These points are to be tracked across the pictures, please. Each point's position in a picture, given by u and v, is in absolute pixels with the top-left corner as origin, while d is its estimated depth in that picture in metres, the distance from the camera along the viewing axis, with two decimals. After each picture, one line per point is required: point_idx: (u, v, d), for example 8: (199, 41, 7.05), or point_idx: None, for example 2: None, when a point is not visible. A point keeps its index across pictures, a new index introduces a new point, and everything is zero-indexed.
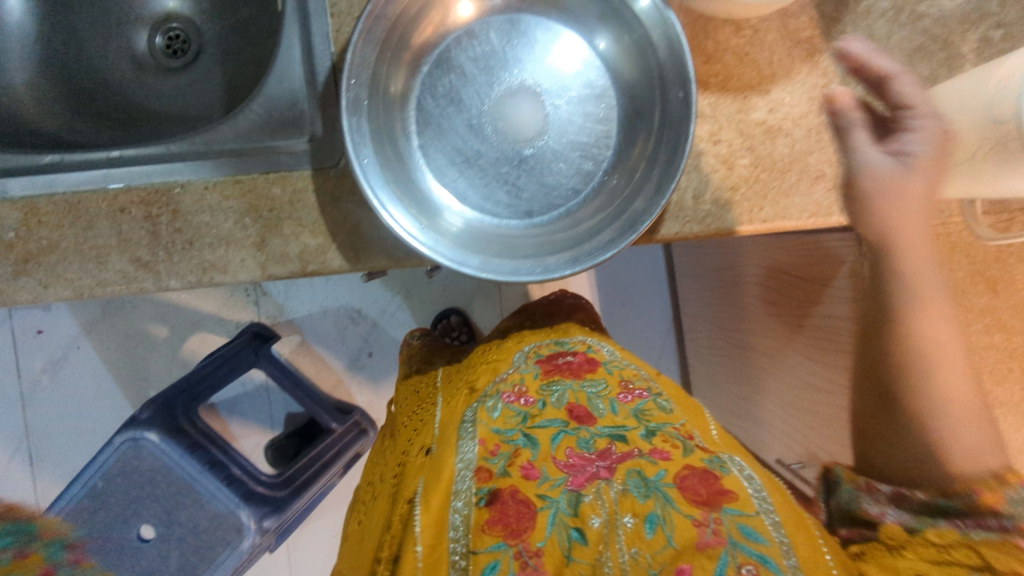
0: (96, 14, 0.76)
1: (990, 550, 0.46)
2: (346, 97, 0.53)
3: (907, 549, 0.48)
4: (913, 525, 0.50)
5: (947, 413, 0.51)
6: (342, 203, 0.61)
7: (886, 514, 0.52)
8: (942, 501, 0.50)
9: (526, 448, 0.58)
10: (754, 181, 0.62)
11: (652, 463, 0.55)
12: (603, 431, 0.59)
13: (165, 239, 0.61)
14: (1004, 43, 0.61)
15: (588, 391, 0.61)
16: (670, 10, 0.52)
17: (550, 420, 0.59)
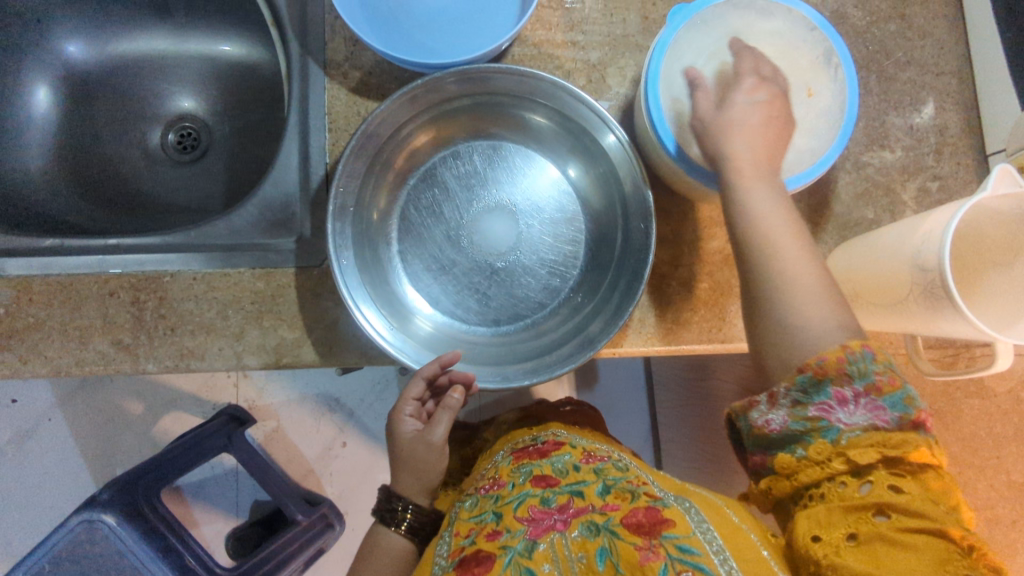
0: (117, 111, 0.83)
1: (863, 455, 0.41)
2: (333, 204, 0.57)
3: (800, 476, 0.44)
4: (792, 431, 0.44)
5: (811, 314, 0.46)
6: (322, 300, 0.64)
7: (770, 421, 0.46)
8: (801, 380, 0.45)
9: (493, 520, 0.55)
10: (712, 304, 0.66)
11: (602, 513, 0.52)
12: (565, 489, 0.57)
13: (148, 323, 0.64)
14: (940, 194, 0.67)
15: (553, 463, 0.61)
16: (633, 151, 0.57)
17: (518, 492, 0.57)
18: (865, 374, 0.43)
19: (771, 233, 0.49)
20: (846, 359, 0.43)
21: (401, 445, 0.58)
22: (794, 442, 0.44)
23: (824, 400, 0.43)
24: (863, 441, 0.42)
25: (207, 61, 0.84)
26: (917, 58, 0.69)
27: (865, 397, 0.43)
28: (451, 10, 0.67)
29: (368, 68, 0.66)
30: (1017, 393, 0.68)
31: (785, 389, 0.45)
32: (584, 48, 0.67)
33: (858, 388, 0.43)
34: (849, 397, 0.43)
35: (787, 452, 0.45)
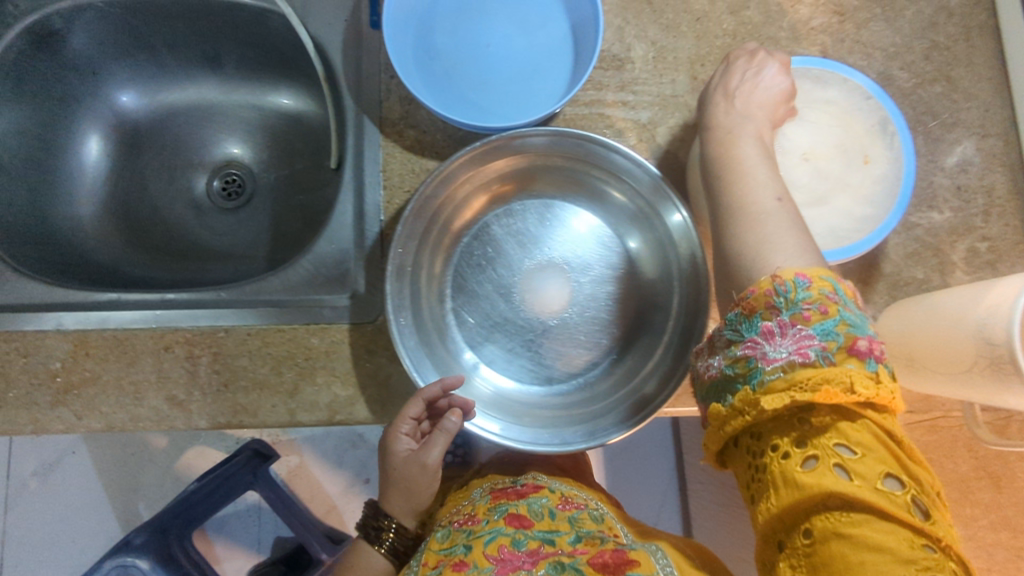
0: (165, 158, 0.84)
1: (779, 402, 0.40)
2: (391, 266, 0.58)
3: (729, 428, 0.44)
4: (724, 376, 0.44)
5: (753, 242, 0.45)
6: (375, 357, 0.64)
7: (710, 367, 0.46)
8: (734, 321, 0.44)
9: (465, 552, 0.53)
10: None
11: (570, 555, 0.53)
12: (538, 533, 0.55)
13: (203, 379, 0.64)
14: (989, 255, 0.68)
15: (530, 505, 0.59)
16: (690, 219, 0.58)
17: (490, 529, 0.55)
18: (790, 304, 0.41)
19: (733, 170, 0.50)
20: (775, 289, 0.42)
21: (393, 464, 0.58)
22: (725, 388, 0.44)
23: (750, 337, 0.43)
24: (783, 382, 0.41)
25: (255, 110, 0.85)
26: (964, 119, 0.70)
27: (789, 327, 0.41)
28: (505, 71, 0.68)
29: (422, 126, 0.67)
30: None
31: (723, 332, 0.46)
32: (635, 108, 0.69)
33: (783, 319, 0.41)
34: (774, 329, 0.42)
35: (720, 402, 0.44)
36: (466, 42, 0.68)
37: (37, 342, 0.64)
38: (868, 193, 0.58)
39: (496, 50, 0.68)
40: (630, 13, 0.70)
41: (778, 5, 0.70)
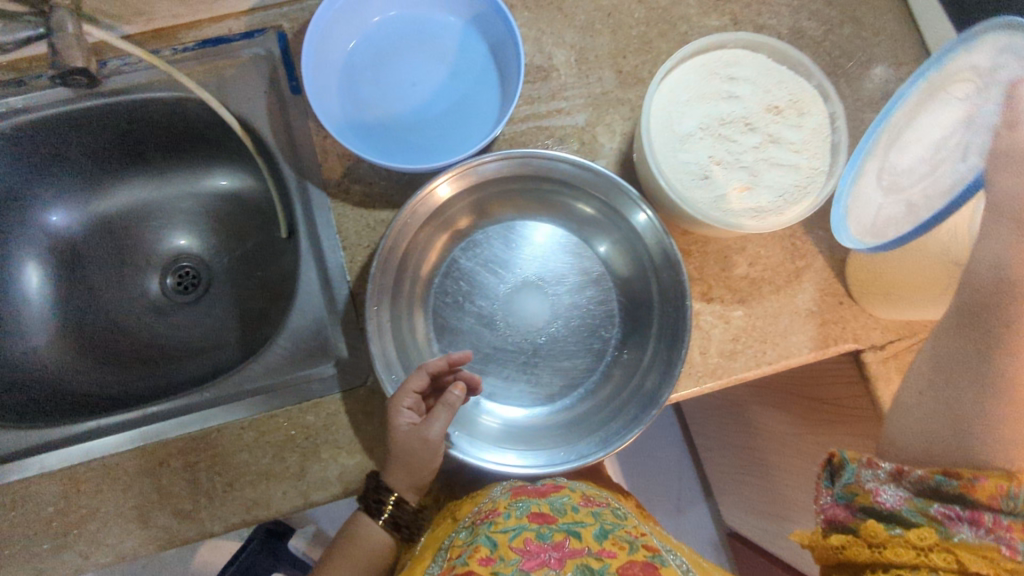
0: (110, 268, 0.81)
1: (970, 564, 0.39)
2: (371, 326, 0.57)
3: (886, 551, 0.42)
4: (903, 512, 0.43)
5: (964, 411, 0.43)
6: (376, 419, 0.63)
7: (883, 493, 0.44)
8: (940, 478, 0.42)
9: (488, 546, 0.49)
10: (752, 329, 0.67)
11: (598, 557, 0.47)
12: (560, 525, 0.51)
13: (205, 485, 0.62)
14: None
15: (551, 502, 0.54)
16: (649, 211, 0.59)
17: (514, 523, 0.51)
18: (1019, 512, 0.39)
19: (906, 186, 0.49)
20: (1008, 490, 0.39)
21: (396, 439, 0.56)
22: (897, 520, 0.43)
23: (953, 509, 0.41)
24: (980, 557, 0.39)
25: (193, 198, 0.83)
26: (879, 53, 0.72)
27: (999, 529, 0.39)
28: (434, 107, 0.68)
29: (367, 179, 0.66)
30: None
31: (916, 472, 0.43)
32: (570, 113, 0.69)
33: (1002, 520, 0.39)
34: (984, 521, 0.40)
35: (884, 525, 0.43)
36: (390, 87, 0.68)
37: (23, 492, 0.61)
38: (804, 144, 0.60)
39: (420, 88, 0.68)
40: (542, 23, 0.70)
41: None
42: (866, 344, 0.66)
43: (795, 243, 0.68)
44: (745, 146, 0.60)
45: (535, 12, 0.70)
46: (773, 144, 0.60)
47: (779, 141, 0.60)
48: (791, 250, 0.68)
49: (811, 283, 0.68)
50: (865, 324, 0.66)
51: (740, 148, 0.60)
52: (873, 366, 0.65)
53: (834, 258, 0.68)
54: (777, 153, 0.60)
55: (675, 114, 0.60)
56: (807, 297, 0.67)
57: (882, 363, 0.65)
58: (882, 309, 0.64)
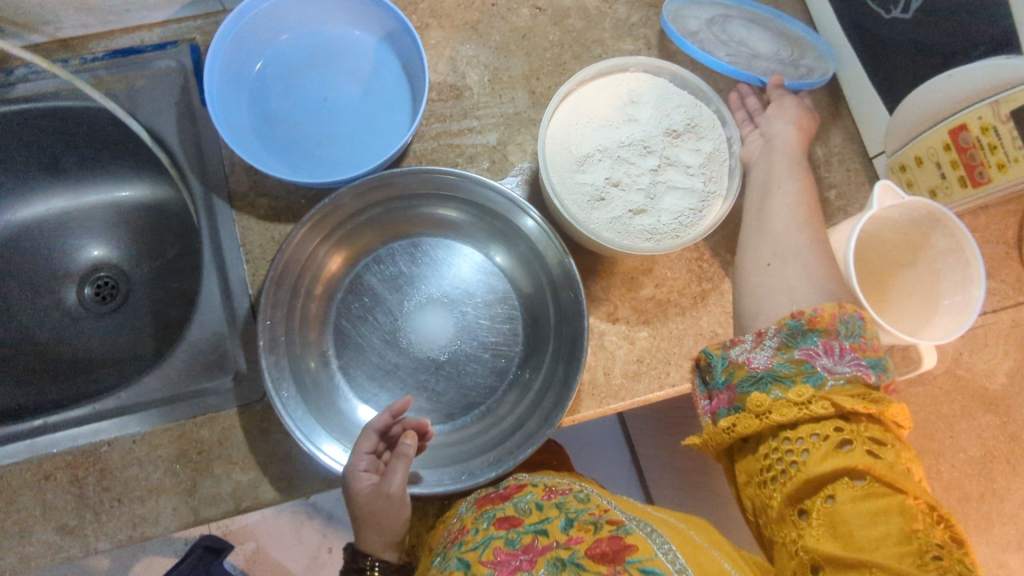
0: (24, 277, 0.80)
1: (845, 399, 0.43)
2: (262, 340, 0.56)
3: (772, 415, 0.45)
4: (773, 367, 0.46)
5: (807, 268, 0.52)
6: (271, 435, 0.62)
7: (755, 359, 0.48)
8: (792, 325, 0.48)
9: (460, 568, 0.47)
10: (656, 350, 0.67)
11: (567, 547, 0.46)
12: (528, 527, 0.49)
13: (93, 499, 0.61)
14: (839, 202, 0.71)
15: (518, 505, 0.53)
16: (549, 230, 0.59)
17: (483, 536, 0.49)
18: (851, 334, 0.46)
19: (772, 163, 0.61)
20: (839, 317, 0.47)
21: (359, 503, 0.54)
22: (772, 380, 0.46)
23: (810, 346, 0.46)
24: (846, 388, 0.44)
25: (112, 208, 0.82)
26: None
27: (846, 353, 0.45)
28: (345, 122, 0.68)
29: (273, 193, 0.66)
30: (969, 376, 0.68)
31: (774, 331, 0.48)
32: (481, 132, 0.69)
33: (845, 344, 0.46)
34: (835, 348, 0.46)
35: (762, 389, 0.46)
36: (300, 102, 0.68)
37: None
38: (700, 169, 0.62)
39: (331, 103, 0.68)
40: (457, 42, 0.71)
41: (596, 9, 0.72)
42: None
43: (701, 265, 0.69)
44: (643, 168, 0.61)
45: (450, 31, 0.71)
46: (671, 166, 0.62)
47: (676, 164, 0.62)
48: (697, 273, 0.68)
49: (716, 306, 0.68)
50: None
51: (638, 170, 0.61)
52: None
53: None
54: (674, 176, 0.62)
55: (573, 135, 0.61)
56: (710, 320, 0.67)
57: None
58: None
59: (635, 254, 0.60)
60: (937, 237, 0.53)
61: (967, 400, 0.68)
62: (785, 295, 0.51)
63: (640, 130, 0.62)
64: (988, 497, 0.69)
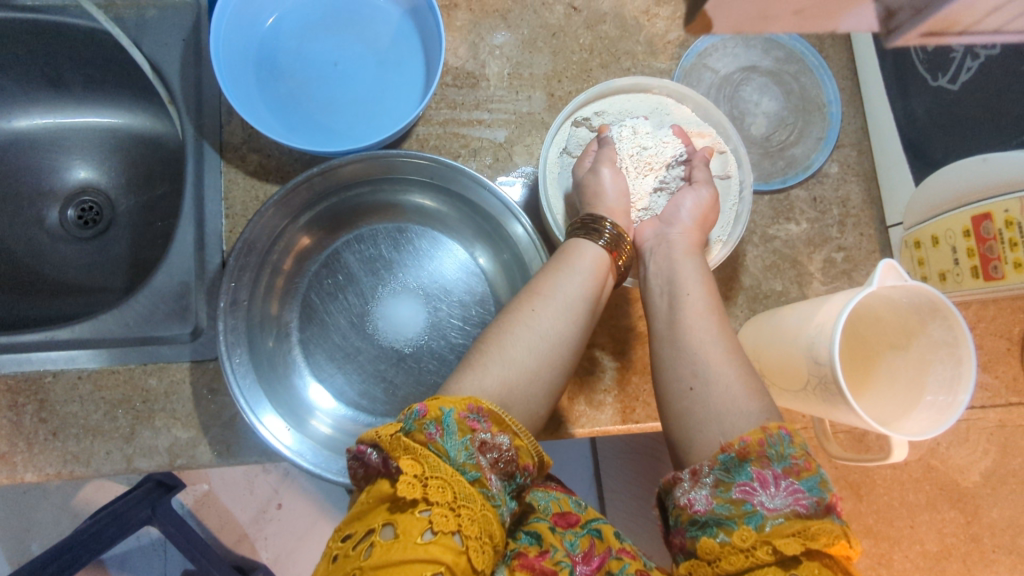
0: (10, 187, 0.78)
1: (788, 544, 0.37)
2: (222, 302, 0.54)
3: (723, 563, 0.38)
4: (716, 512, 0.40)
5: (734, 392, 0.45)
6: (219, 397, 0.61)
7: (695, 501, 0.41)
8: (723, 460, 0.41)
9: (530, 542, 0.45)
10: (626, 383, 0.64)
11: (619, 560, 0.46)
12: (584, 529, 0.48)
13: (28, 429, 0.59)
14: (845, 265, 0.68)
15: (569, 499, 0.51)
16: (537, 245, 0.57)
17: (541, 517, 0.47)
18: (782, 457, 0.41)
19: (684, 295, 0.50)
20: (766, 441, 0.41)
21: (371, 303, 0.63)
22: (716, 525, 0.40)
23: (746, 482, 0.40)
24: (787, 528, 0.38)
25: (107, 132, 0.80)
26: (813, 128, 0.70)
27: (784, 480, 0.40)
28: (353, 92, 0.65)
29: (266, 150, 0.64)
30: (934, 465, 0.66)
31: (707, 469, 0.42)
32: (490, 126, 0.67)
33: (778, 471, 0.40)
34: (770, 479, 0.40)
35: (708, 535, 0.40)
36: (311, 63, 0.65)
37: None
38: None
39: (342, 70, 0.66)
40: (483, 29, 0.68)
41: (634, 19, 0.69)
42: None
43: None
44: (643, 191, 0.57)
45: (478, 15, 0.68)
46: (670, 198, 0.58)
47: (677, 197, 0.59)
48: None
49: None
50: None
51: (639, 192, 0.57)
52: None
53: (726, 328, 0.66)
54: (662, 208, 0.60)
55: (567, 139, 0.60)
56: None
57: None
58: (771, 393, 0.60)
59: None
60: (936, 327, 0.50)
61: (934, 493, 0.66)
62: (715, 426, 0.44)
63: (657, 150, 0.58)
64: None
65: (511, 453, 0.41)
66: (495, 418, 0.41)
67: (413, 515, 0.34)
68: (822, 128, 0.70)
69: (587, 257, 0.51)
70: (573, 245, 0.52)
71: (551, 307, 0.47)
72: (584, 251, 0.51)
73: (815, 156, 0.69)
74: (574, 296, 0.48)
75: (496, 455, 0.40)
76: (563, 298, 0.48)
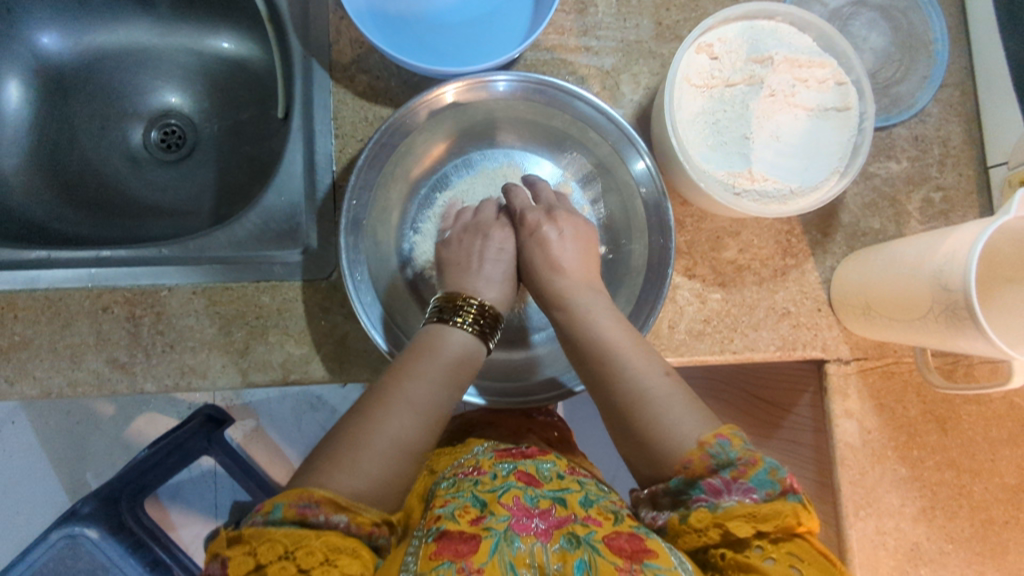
0: (95, 106, 0.78)
1: (739, 527, 0.41)
2: (346, 217, 0.55)
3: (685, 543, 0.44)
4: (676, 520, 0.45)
5: (678, 420, 0.46)
6: (331, 315, 0.62)
7: (659, 517, 0.46)
8: (677, 481, 0.45)
9: (475, 505, 0.47)
10: (725, 314, 0.66)
11: (585, 525, 0.45)
12: (547, 492, 0.49)
13: (146, 340, 0.61)
14: (942, 205, 0.68)
15: (539, 465, 0.52)
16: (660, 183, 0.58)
17: (501, 482, 0.49)
18: (729, 461, 0.44)
19: (605, 346, 0.50)
20: (709, 452, 0.44)
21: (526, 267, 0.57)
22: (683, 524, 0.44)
23: (701, 493, 0.44)
24: (740, 517, 0.42)
25: (192, 54, 0.79)
26: (918, 66, 0.69)
27: (735, 483, 0.43)
28: (462, 14, 0.65)
29: (375, 71, 0.64)
30: (1012, 400, 0.69)
31: (663, 487, 0.46)
32: (598, 54, 0.66)
33: (726, 477, 0.43)
34: (721, 486, 0.43)
35: (678, 525, 0.44)
36: None
37: None
38: (814, 142, 0.59)
39: None
40: None
41: None
42: (832, 356, 0.67)
43: (789, 240, 0.67)
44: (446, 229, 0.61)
45: None
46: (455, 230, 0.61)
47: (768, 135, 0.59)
48: (783, 246, 0.67)
49: (794, 283, 0.67)
50: (834, 337, 0.67)
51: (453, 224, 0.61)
52: (833, 378, 0.67)
53: (823, 263, 0.67)
54: (758, 152, 0.58)
55: (687, 65, 0.58)
56: (785, 295, 0.67)
57: (841, 377, 0.67)
58: (873, 325, 0.61)
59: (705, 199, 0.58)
60: None
61: (1016, 429, 0.68)
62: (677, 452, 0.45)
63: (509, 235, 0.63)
64: (1011, 524, 0.68)
65: (351, 529, 0.39)
66: (331, 500, 0.39)
67: None
68: (926, 67, 0.69)
69: (450, 350, 0.49)
70: (438, 332, 0.51)
71: (405, 412, 0.45)
72: (448, 342, 0.50)
73: (919, 96, 0.69)
74: (433, 397, 0.47)
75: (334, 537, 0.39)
76: (413, 402, 0.46)
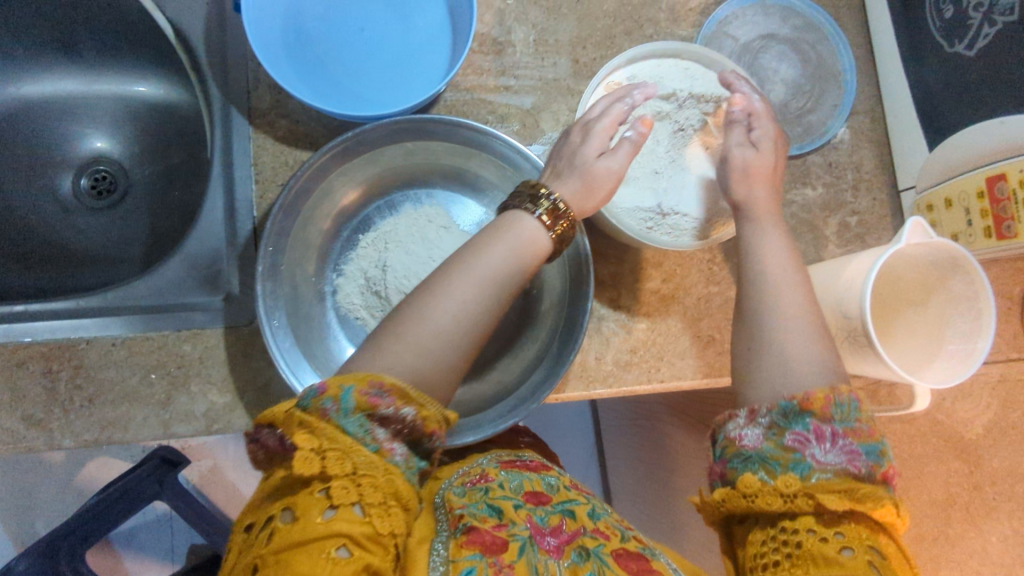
0: (22, 156, 0.77)
1: (834, 498, 0.41)
2: (261, 264, 0.55)
3: (759, 501, 0.43)
4: (765, 450, 0.44)
5: (807, 353, 0.47)
6: (254, 362, 0.61)
7: (746, 437, 0.45)
8: (785, 404, 0.45)
9: (492, 514, 0.47)
10: (650, 344, 0.67)
11: (594, 538, 0.48)
12: (556, 507, 0.50)
13: (64, 395, 0.60)
14: (859, 228, 0.70)
15: (545, 480, 0.54)
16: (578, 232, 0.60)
17: (512, 494, 0.50)
18: (845, 420, 0.44)
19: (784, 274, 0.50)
20: (834, 400, 0.44)
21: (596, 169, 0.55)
22: (760, 462, 0.44)
23: (803, 431, 0.44)
24: (832, 483, 0.42)
25: (122, 102, 0.80)
26: (829, 95, 0.72)
27: (844, 439, 0.43)
28: (380, 58, 0.66)
29: (294, 116, 0.64)
30: (936, 416, 0.70)
31: (766, 410, 0.45)
32: (517, 93, 0.67)
33: (839, 429, 0.43)
34: (828, 434, 0.43)
35: (752, 470, 0.44)
36: (339, 28, 0.65)
37: None
38: None
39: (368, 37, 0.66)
40: None
41: None
42: None
43: (711, 268, 0.68)
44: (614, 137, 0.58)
45: None
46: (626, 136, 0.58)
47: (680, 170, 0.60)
48: (706, 275, 0.68)
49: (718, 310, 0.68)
50: None
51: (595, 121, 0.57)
52: None
53: None
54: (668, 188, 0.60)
55: None
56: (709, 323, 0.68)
57: None
58: None
59: (620, 233, 0.59)
60: (956, 282, 0.52)
61: (941, 445, 0.70)
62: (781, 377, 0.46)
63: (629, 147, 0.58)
64: (940, 539, 0.70)
65: (416, 423, 0.40)
66: (399, 390, 0.40)
67: (312, 496, 0.36)
68: (836, 97, 0.72)
69: (522, 235, 0.49)
70: (514, 216, 0.51)
71: (464, 288, 0.45)
72: (521, 227, 0.50)
73: (831, 124, 0.71)
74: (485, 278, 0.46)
75: (399, 430, 0.39)
76: (473, 285, 0.46)
